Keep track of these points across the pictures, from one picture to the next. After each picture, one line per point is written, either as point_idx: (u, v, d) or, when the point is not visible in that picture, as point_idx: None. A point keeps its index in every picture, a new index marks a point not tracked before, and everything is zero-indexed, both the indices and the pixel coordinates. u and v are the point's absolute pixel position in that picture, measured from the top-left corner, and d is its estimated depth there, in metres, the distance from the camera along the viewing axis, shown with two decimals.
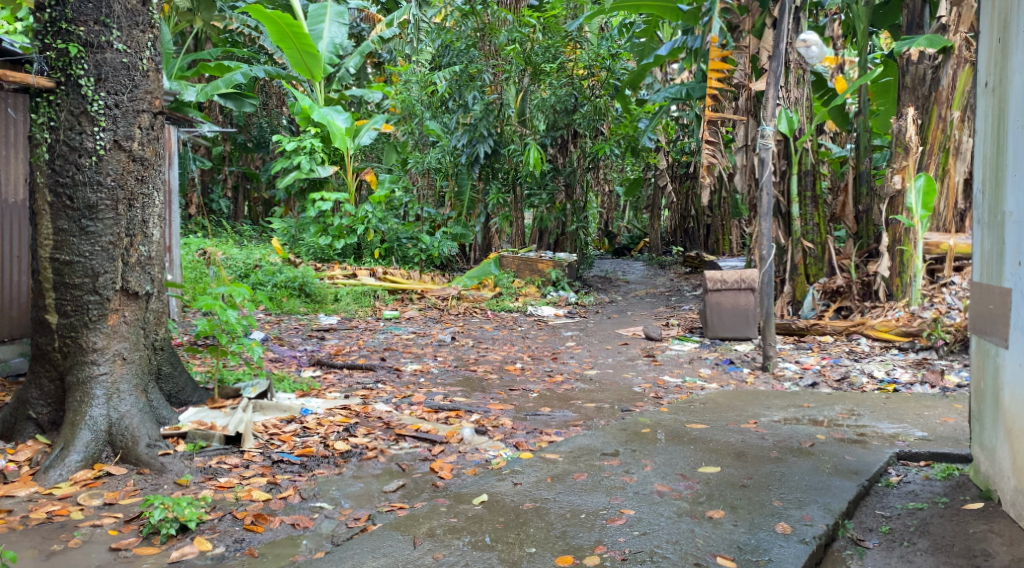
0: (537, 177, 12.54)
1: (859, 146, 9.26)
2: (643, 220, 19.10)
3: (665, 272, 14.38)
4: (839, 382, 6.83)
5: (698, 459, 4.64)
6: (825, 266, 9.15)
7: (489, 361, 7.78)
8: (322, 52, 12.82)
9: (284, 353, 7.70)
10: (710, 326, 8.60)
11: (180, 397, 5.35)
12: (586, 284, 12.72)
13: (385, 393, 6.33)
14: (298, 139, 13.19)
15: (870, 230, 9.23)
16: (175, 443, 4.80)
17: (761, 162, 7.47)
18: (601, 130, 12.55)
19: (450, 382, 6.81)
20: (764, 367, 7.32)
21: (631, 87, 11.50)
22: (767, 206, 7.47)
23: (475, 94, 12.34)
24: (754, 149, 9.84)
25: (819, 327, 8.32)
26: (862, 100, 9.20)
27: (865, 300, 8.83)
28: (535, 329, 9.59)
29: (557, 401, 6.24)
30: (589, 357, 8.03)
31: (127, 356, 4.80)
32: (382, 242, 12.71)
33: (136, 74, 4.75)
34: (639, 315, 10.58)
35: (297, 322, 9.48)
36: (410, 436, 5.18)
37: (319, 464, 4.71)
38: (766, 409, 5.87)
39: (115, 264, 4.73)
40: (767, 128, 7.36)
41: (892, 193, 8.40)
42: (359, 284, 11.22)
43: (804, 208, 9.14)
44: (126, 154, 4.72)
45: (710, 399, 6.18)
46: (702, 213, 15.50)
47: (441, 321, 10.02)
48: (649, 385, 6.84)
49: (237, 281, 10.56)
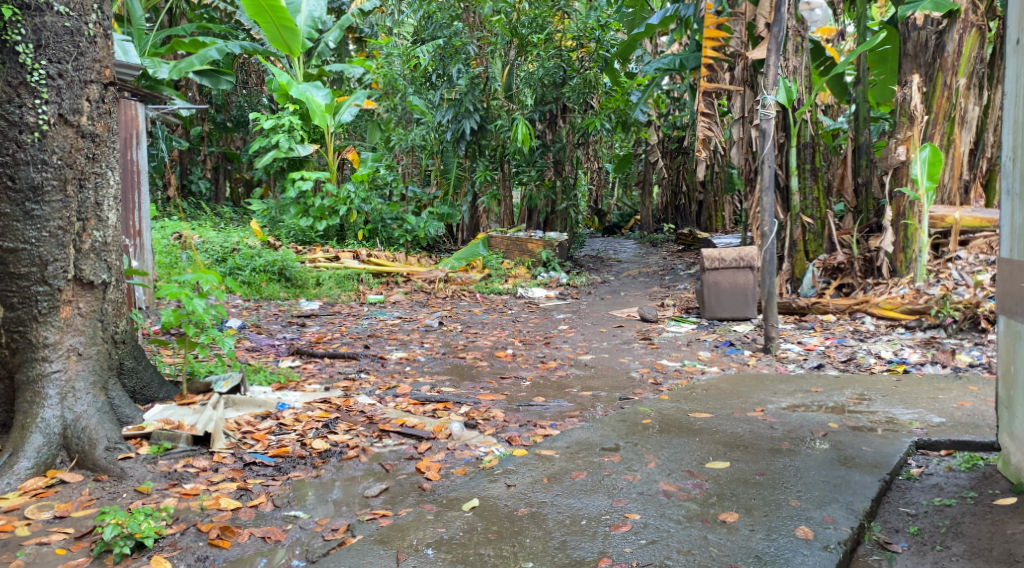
0: (525, 154, 12.15)
1: (859, 117, 8.91)
2: (633, 198, 18.69)
3: (658, 250, 14.03)
4: (846, 364, 6.48)
5: (706, 453, 4.28)
6: (826, 242, 8.77)
7: (478, 347, 7.41)
8: (300, 27, 12.49)
9: (263, 342, 7.31)
10: (707, 306, 8.26)
11: (145, 393, 4.98)
12: (577, 263, 12.35)
13: (368, 384, 5.94)
14: (276, 117, 12.73)
15: (871, 204, 8.86)
16: (138, 444, 4.44)
17: (763, 134, 7.10)
18: (590, 105, 12.15)
19: (437, 371, 6.43)
20: (766, 349, 6.98)
21: (621, 58, 11.07)
22: (768, 179, 7.09)
23: (460, 68, 11.79)
24: (750, 121, 9.44)
25: (822, 306, 7.96)
26: (861, 68, 8.82)
27: (866, 277, 8.43)
28: (526, 312, 9.24)
29: (551, 390, 5.87)
30: (583, 341, 7.67)
31: (82, 351, 4.46)
32: (366, 223, 12.31)
33: (81, 40, 4.33)
34: (633, 295, 10.22)
35: (277, 308, 9.09)
36: (394, 432, 4.81)
37: (294, 466, 4.33)
38: (772, 395, 5.52)
39: (66, 251, 4.37)
40: (768, 98, 7.01)
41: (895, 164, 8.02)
42: (343, 267, 10.81)
43: (804, 181, 8.75)
44: (73, 129, 4.32)
45: (712, 385, 5.82)
46: (694, 189, 15.13)
47: (427, 305, 9.65)
48: (647, 370, 6.50)
49: (214, 265, 10.14)
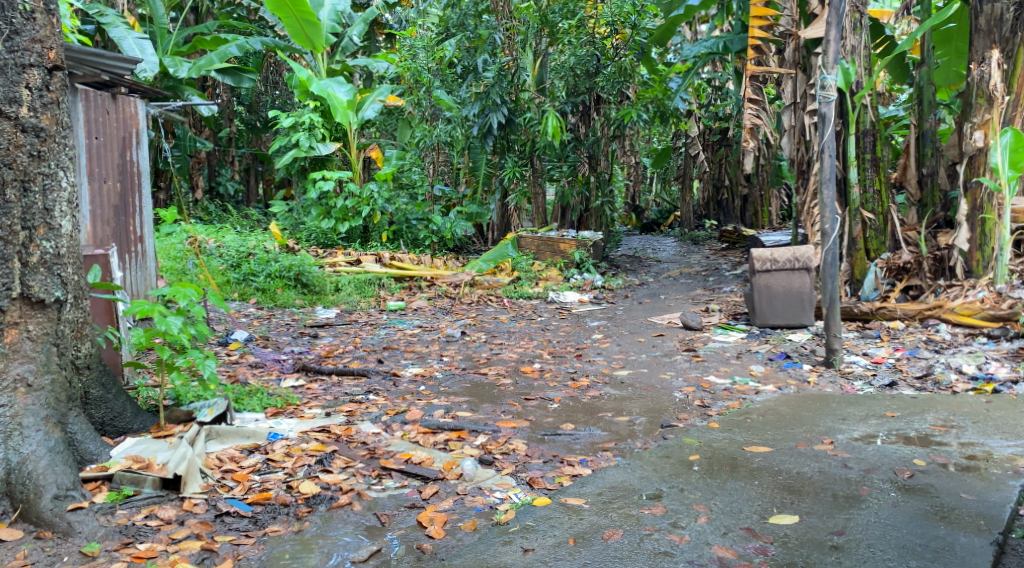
0: (557, 149, 11.41)
1: (922, 101, 8.19)
2: (672, 194, 17.80)
3: (701, 249, 13.22)
4: (923, 381, 5.72)
5: (765, 503, 3.61)
6: (888, 240, 8.11)
7: (502, 361, 6.71)
8: (323, 21, 11.89)
9: (268, 357, 6.67)
10: (758, 312, 7.50)
11: (116, 424, 4.34)
12: (613, 264, 11.63)
13: (374, 408, 5.26)
14: (296, 114, 12.18)
15: (937, 197, 8.08)
16: (96, 490, 3.83)
17: (823, 120, 6.31)
18: (626, 95, 11.42)
19: (456, 391, 5.74)
20: (828, 363, 6.28)
21: (658, 44, 10.28)
22: (829, 171, 6.30)
23: (486, 58, 11.20)
24: (801, 107, 8.64)
25: (888, 311, 7.21)
26: (923, 47, 8.25)
27: (937, 277, 7.69)
28: (557, 319, 8.53)
29: (581, 414, 5.15)
30: (619, 353, 6.96)
31: (32, 382, 3.82)
32: (390, 223, 11.74)
33: (14, 16, 3.72)
34: (674, 299, 9.47)
35: (291, 317, 8.47)
36: (396, 471, 4.16)
37: (274, 518, 3.69)
38: (840, 420, 4.78)
39: (9, 265, 3.76)
40: (829, 79, 6.25)
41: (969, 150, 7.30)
42: (363, 271, 10.18)
43: (863, 173, 8.04)
44: (11, 121, 3.72)
45: (769, 410, 5.10)
46: (737, 183, 14.30)
47: (451, 312, 8.97)
48: (692, 390, 5.77)
49: (228, 272, 9.57)
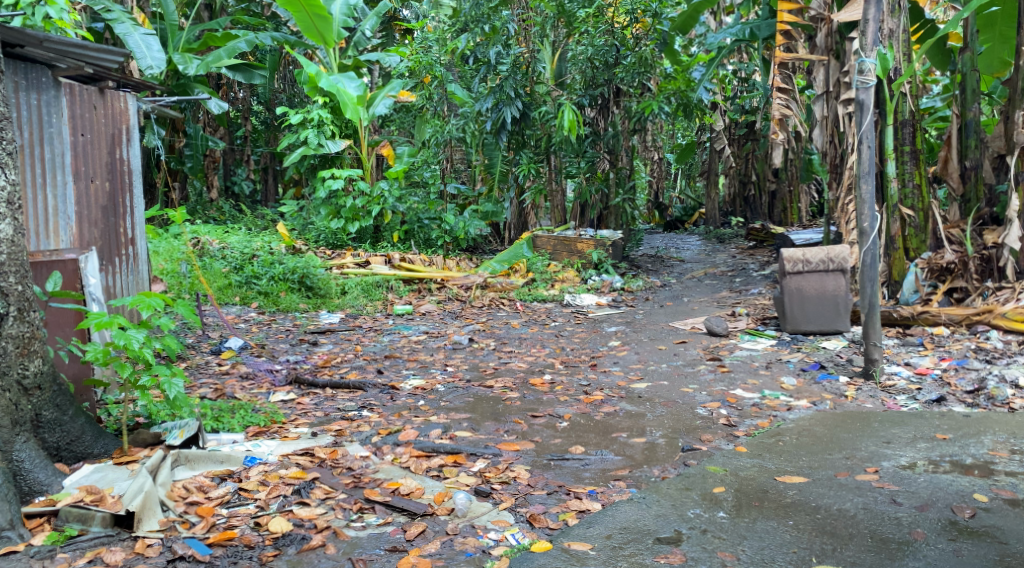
0: (573, 143, 10.92)
1: (965, 89, 7.55)
2: (696, 190, 17.20)
3: (726, 247, 12.70)
4: (976, 398, 5.31)
5: (801, 550, 3.23)
6: (929, 238, 7.60)
7: (510, 372, 6.24)
8: (334, 15, 11.43)
9: (260, 366, 6.20)
10: (789, 317, 6.97)
11: (74, 449, 3.86)
12: (634, 264, 11.12)
13: (366, 427, 4.78)
14: (304, 111, 11.76)
15: (981, 191, 7.51)
16: (40, 528, 3.42)
17: (860, 107, 5.77)
18: (648, 86, 10.86)
19: (459, 406, 5.26)
20: (867, 375, 5.81)
21: (681, 33, 9.72)
22: (869, 163, 5.77)
23: (498, 49, 10.73)
24: (835, 97, 8.05)
25: (931, 316, 6.76)
26: (967, 30, 7.50)
27: (984, 279, 7.18)
28: (573, 324, 8.04)
29: (593, 435, 4.67)
30: (637, 363, 6.48)
31: None
32: (402, 223, 11.33)
33: None
34: (697, 301, 8.94)
35: (292, 322, 8.03)
36: (380, 504, 3.68)
37: (234, 563, 3.28)
38: (884, 444, 4.31)
39: None
40: (867, 63, 5.69)
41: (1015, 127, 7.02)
42: (371, 273, 9.73)
43: (902, 166, 7.53)
44: None
45: (803, 431, 4.61)
46: (765, 178, 13.72)
47: (460, 317, 8.51)
48: (717, 405, 5.28)
49: (229, 275, 9.15)
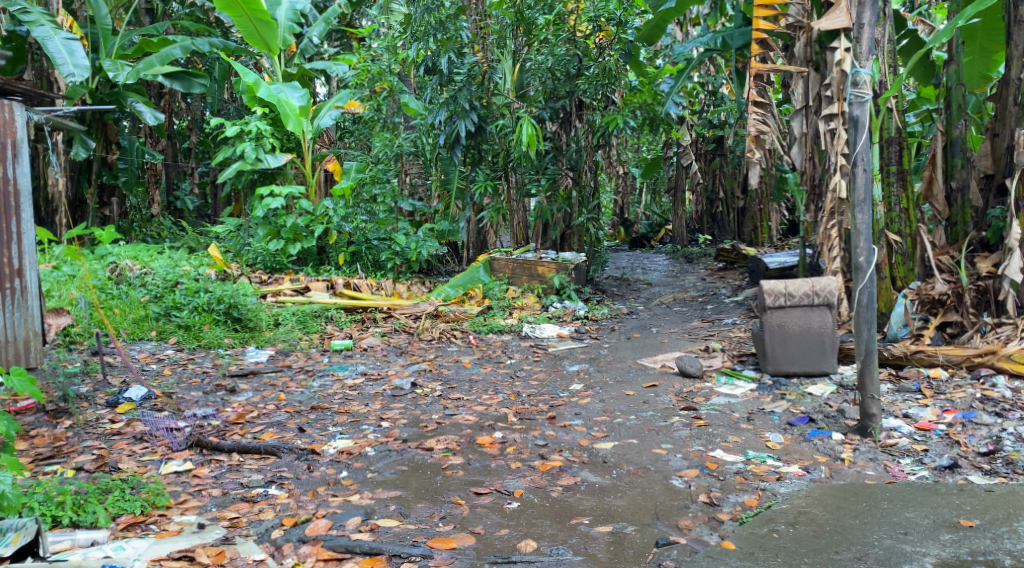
0: (532, 159, 10.01)
1: (949, 105, 6.80)
2: (662, 205, 16.36)
3: (695, 268, 11.95)
4: (993, 462, 4.59)
5: None
6: (918, 267, 6.85)
7: (455, 428, 5.35)
8: (280, 21, 10.37)
9: (159, 424, 5.23)
10: (770, 357, 6.16)
11: None
12: (598, 288, 10.33)
13: (270, 514, 3.90)
14: (242, 123, 10.80)
15: (967, 215, 6.70)
16: None
17: (854, 124, 4.98)
18: (612, 99, 10.11)
19: (389, 479, 4.39)
20: (864, 432, 5.01)
21: (645, 43, 8.94)
22: (863, 190, 5.00)
23: (451, 58, 9.87)
24: (815, 112, 7.29)
25: (926, 356, 5.99)
26: (952, 43, 6.74)
27: (980, 312, 6.31)
28: (530, 362, 7.18)
29: (546, 521, 3.85)
30: (602, 414, 5.63)
31: None
32: (348, 243, 10.41)
33: None
34: (666, 333, 8.13)
35: (213, 361, 7.09)
36: None
37: None
38: (900, 536, 3.63)
39: None
40: (862, 73, 4.92)
41: (1008, 141, 6.39)
42: (309, 302, 8.83)
43: (888, 188, 6.88)
44: None
45: (800, 514, 3.85)
46: (732, 195, 13.09)
47: (405, 353, 7.63)
48: (695, 473, 4.45)
49: (148, 306, 8.16)
